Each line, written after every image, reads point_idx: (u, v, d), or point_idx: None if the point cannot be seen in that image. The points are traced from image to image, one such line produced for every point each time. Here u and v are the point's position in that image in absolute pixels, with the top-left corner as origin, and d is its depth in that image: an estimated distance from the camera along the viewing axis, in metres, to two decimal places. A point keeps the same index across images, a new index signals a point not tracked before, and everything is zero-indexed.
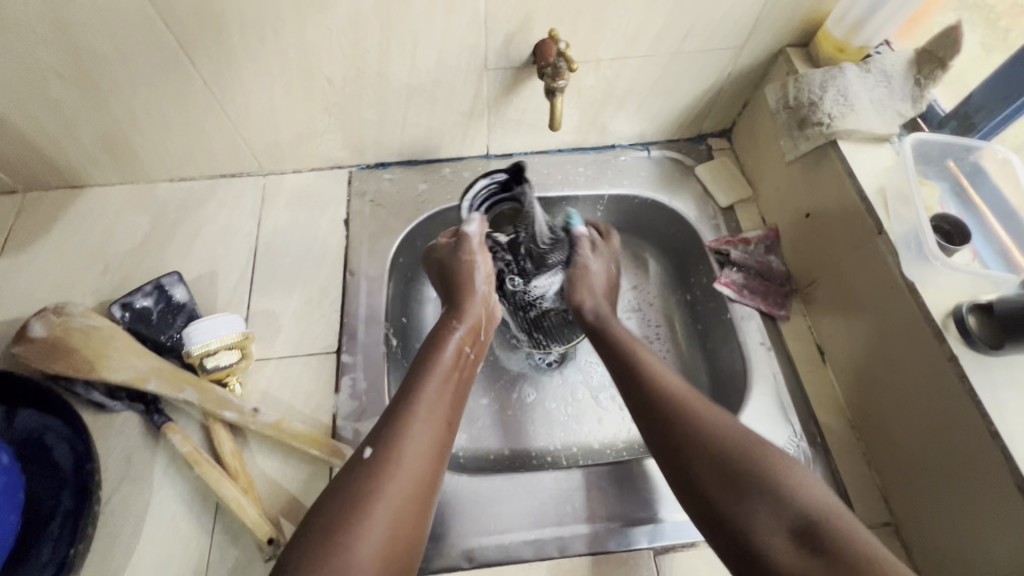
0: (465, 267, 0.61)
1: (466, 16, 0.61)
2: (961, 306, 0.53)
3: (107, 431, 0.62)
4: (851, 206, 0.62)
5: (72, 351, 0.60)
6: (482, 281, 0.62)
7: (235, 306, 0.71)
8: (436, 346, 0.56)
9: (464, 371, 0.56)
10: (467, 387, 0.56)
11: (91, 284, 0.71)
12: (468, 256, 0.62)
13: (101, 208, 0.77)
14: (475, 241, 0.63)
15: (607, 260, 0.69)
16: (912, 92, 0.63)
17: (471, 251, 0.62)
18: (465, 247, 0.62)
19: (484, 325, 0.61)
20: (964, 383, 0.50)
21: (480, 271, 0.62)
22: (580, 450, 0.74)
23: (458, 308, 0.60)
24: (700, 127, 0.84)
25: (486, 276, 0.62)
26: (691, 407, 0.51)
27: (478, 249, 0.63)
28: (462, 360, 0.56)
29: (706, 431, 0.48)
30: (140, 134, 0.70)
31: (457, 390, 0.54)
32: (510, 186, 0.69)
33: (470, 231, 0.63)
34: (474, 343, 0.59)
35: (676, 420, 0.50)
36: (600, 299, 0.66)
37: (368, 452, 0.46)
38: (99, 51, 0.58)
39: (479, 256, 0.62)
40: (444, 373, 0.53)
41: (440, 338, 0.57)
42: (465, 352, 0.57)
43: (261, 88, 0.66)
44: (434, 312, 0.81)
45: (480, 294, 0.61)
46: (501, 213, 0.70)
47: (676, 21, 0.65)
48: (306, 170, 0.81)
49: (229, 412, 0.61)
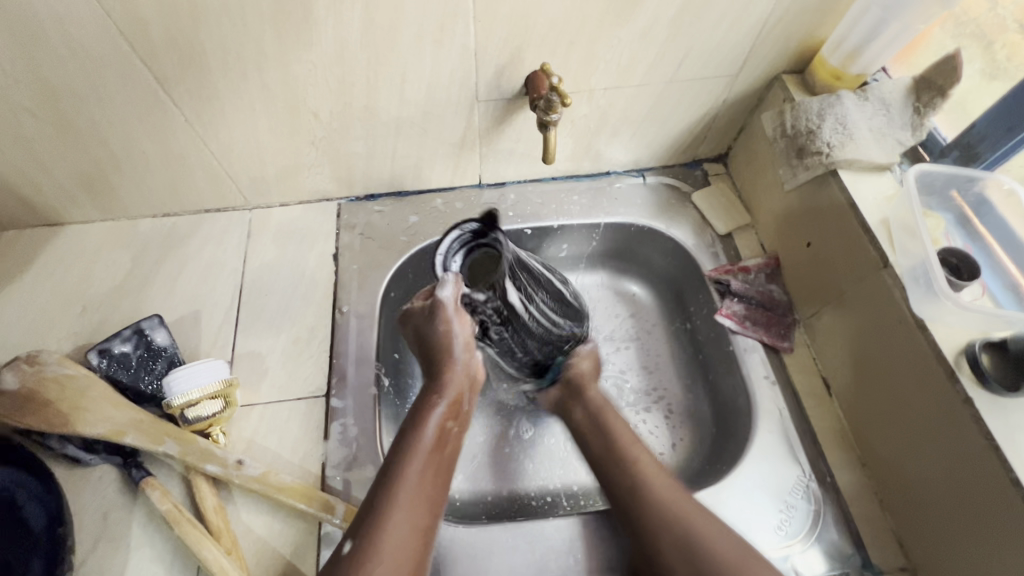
0: (441, 335, 0.59)
1: (455, 49, 0.59)
2: (973, 343, 0.51)
3: (81, 488, 0.59)
4: (854, 238, 0.60)
5: (45, 404, 0.57)
6: (461, 349, 0.59)
7: (219, 348, 0.68)
8: (416, 426, 0.55)
9: (447, 450, 0.55)
10: (452, 465, 0.55)
11: (68, 327, 0.68)
12: (441, 325, 0.58)
13: (79, 247, 0.74)
14: (450, 308, 0.58)
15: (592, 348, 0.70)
16: (912, 120, 0.62)
17: (446, 319, 0.58)
18: (442, 313, 0.58)
19: (466, 395, 0.59)
20: (980, 425, 0.48)
21: (458, 339, 0.59)
22: (580, 489, 0.71)
23: (436, 382, 0.59)
24: (696, 153, 0.83)
25: (467, 340, 0.60)
26: (679, 505, 0.52)
27: (453, 317, 0.59)
28: (445, 437, 0.56)
29: (693, 537, 0.49)
30: (120, 170, 0.67)
31: (442, 473, 0.53)
32: (488, 234, 0.58)
33: (444, 298, 0.57)
34: (457, 416, 0.58)
35: (662, 518, 0.51)
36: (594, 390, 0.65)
37: (348, 546, 0.47)
38: (74, 89, 0.56)
39: (455, 323, 0.59)
40: (427, 460, 0.53)
41: (422, 417, 0.56)
42: (447, 431, 0.56)
43: (245, 124, 0.64)
44: None
45: (459, 365, 0.59)
46: (474, 263, 0.61)
47: (670, 50, 0.64)
48: (293, 203, 0.78)
49: (212, 466, 0.58)
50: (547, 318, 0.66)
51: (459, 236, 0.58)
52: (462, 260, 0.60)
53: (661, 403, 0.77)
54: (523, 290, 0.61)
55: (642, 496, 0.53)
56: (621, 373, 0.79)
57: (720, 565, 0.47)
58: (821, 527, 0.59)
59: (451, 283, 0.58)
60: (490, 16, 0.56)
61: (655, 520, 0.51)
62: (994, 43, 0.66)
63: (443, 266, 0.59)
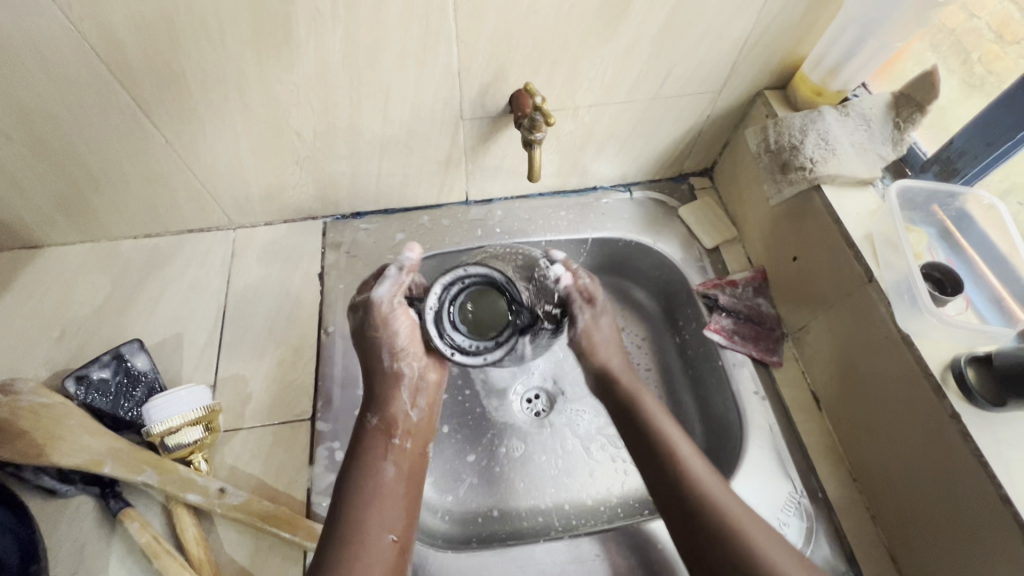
0: (380, 340, 0.58)
1: (438, 69, 0.59)
2: (959, 357, 0.51)
3: (57, 520, 0.57)
4: (840, 252, 0.61)
5: (20, 434, 0.55)
6: (388, 354, 0.58)
7: (201, 371, 0.67)
8: (366, 457, 0.54)
9: (409, 465, 0.56)
10: (417, 480, 0.56)
11: (45, 353, 0.67)
12: (378, 328, 0.58)
13: (58, 270, 0.72)
14: (387, 308, 0.58)
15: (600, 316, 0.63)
16: (892, 135, 0.62)
17: (383, 320, 0.58)
18: (375, 314, 0.58)
19: (416, 408, 0.59)
20: (969, 442, 0.48)
21: (401, 336, 0.58)
22: (573, 508, 0.70)
23: (376, 401, 0.57)
24: (682, 168, 0.83)
25: (408, 340, 0.58)
26: (724, 504, 0.50)
27: (388, 320, 0.58)
28: (400, 458, 0.56)
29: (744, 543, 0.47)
30: (99, 192, 0.66)
31: (408, 489, 0.55)
32: (515, 292, 0.55)
33: (376, 300, 0.58)
34: (409, 431, 0.58)
35: (715, 526, 0.49)
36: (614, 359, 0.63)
37: None
38: (50, 112, 0.55)
39: (393, 322, 0.58)
40: (387, 486, 0.53)
41: (372, 445, 0.55)
42: (403, 449, 0.56)
43: (227, 144, 0.63)
44: None
45: (405, 373, 0.59)
46: (484, 295, 0.57)
47: (654, 67, 0.64)
48: (278, 222, 0.77)
49: (193, 495, 0.56)
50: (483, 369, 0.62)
51: (488, 275, 0.55)
52: (459, 294, 0.56)
53: None
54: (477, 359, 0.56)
55: (687, 493, 0.51)
56: None
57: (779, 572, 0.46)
58: (814, 545, 0.58)
59: (389, 281, 0.59)
60: (473, 36, 0.56)
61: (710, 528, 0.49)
62: (972, 56, 0.66)
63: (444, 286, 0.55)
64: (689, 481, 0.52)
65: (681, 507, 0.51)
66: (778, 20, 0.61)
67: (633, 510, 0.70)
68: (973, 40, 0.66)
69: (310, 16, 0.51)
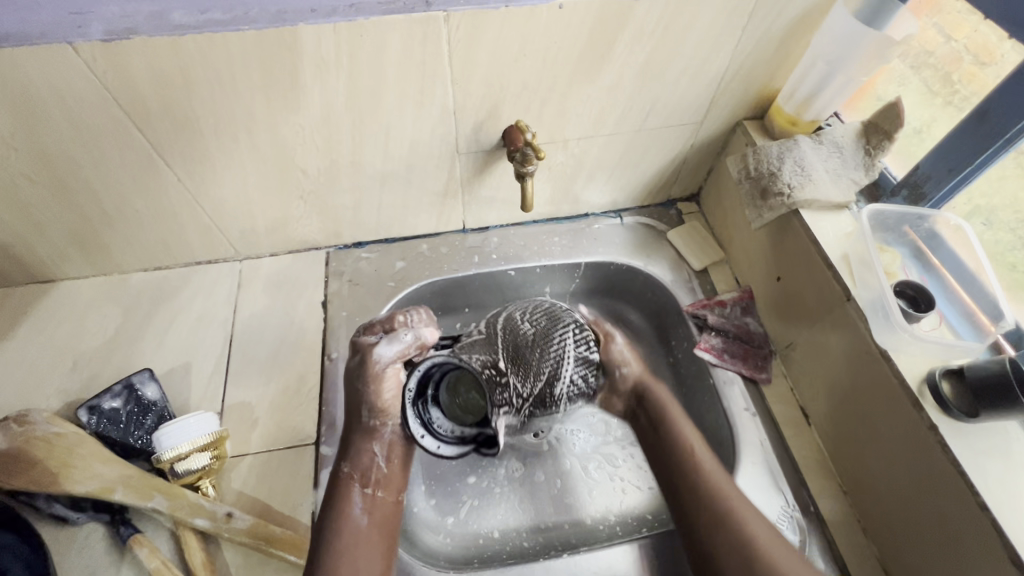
0: (367, 393, 0.62)
1: (435, 109, 0.63)
2: (934, 371, 0.54)
3: (68, 548, 0.58)
4: (820, 272, 0.63)
5: (34, 463, 0.57)
6: (367, 414, 0.61)
7: (209, 400, 0.69)
8: (338, 511, 0.57)
9: (382, 514, 0.59)
10: (391, 525, 0.59)
11: (57, 385, 0.69)
12: (370, 382, 0.62)
13: (71, 303, 0.75)
14: (380, 366, 0.62)
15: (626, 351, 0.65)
16: (864, 161, 0.66)
17: (374, 377, 0.62)
18: (370, 369, 0.62)
19: (388, 458, 0.61)
20: (947, 452, 0.50)
21: (389, 390, 0.62)
22: (572, 528, 0.72)
23: (345, 452, 0.61)
24: (669, 194, 0.87)
25: (392, 400, 0.62)
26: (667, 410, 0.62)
27: (380, 377, 0.62)
28: (373, 507, 0.59)
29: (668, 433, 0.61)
30: (113, 228, 0.69)
31: (382, 536, 0.57)
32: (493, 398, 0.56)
33: (378, 354, 0.62)
34: (381, 480, 0.60)
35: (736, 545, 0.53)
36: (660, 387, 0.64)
37: None
38: (71, 155, 0.59)
39: (385, 380, 0.62)
40: (360, 534, 0.56)
41: (344, 493, 0.58)
42: (373, 498, 0.59)
43: (236, 182, 0.67)
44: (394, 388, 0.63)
45: (382, 427, 0.62)
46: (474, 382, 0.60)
47: (637, 102, 0.68)
48: (283, 253, 0.81)
49: (202, 519, 0.58)
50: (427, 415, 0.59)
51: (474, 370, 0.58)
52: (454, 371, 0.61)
53: None
54: (419, 406, 0.59)
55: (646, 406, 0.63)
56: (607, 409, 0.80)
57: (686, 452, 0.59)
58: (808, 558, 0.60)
59: (398, 343, 0.63)
60: (467, 78, 0.60)
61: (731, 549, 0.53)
62: (953, 76, 0.65)
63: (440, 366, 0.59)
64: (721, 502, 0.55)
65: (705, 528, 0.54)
66: (751, 56, 0.65)
67: (630, 528, 0.72)
68: (954, 63, 0.65)
69: (315, 64, 0.55)
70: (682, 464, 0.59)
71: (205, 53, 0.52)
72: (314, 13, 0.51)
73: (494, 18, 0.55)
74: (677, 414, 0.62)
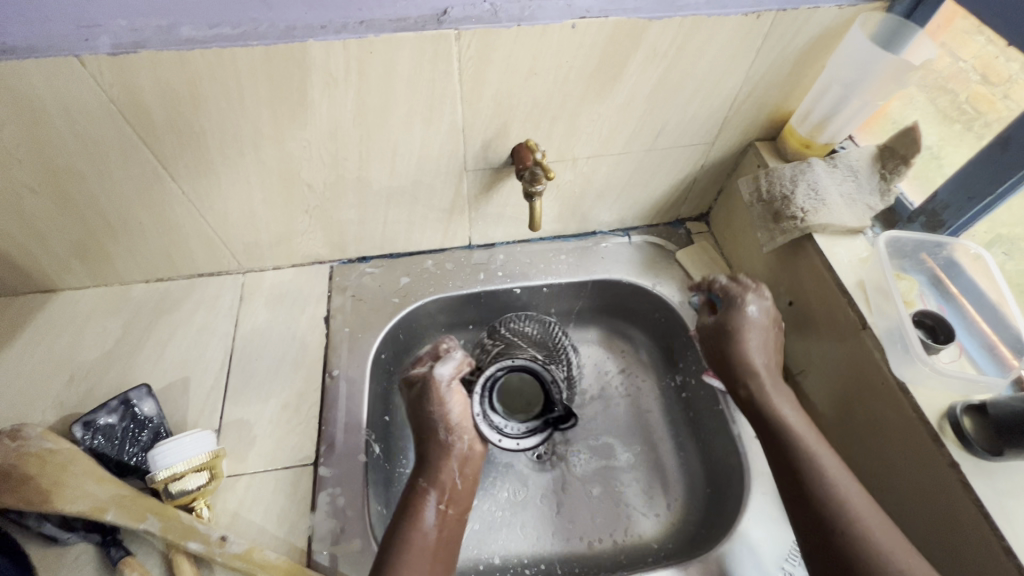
0: (435, 415, 0.62)
1: (443, 126, 0.62)
2: (955, 406, 0.52)
3: (57, 568, 0.57)
4: (834, 299, 0.62)
5: (24, 480, 0.56)
6: (444, 428, 0.62)
7: (206, 416, 0.68)
8: (412, 521, 0.56)
9: (449, 532, 0.58)
10: (454, 546, 0.57)
11: (53, 398, 0.67)
12: (435, 402, 0.62)
13: (70, 313, 0.74)
14: (445, 384, 0.63)
15: (758, 324, 0.64)
16: (879, 186, 0.65)
17: (440, 397, 0.62)
18: (435, 391, 0.62)
19: (463, 475, 0.61)
20: (969, 491, 0.49)
21: (454, 412, 0.62)
22: (576, 556, 0.69)
23: (424, 467, 0.61)
24: (678, 213, 0.86)
25: (460, 417, 0.62)
26: (782, 414, 0.60)
27: (445, 398, 0.62)
28: (444, 523, 0.58)
29: (795, 440, 0.58)
30: (116, 239, 0.69)
31: (444, 556, 0.56)
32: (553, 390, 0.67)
33: (440, 374, 0.63)
34: (453, 497, 0.60)
35: (866, 554, 0.50)
36: (783, 403, 0.60)
37: None
38: (77, 168, 0.58)
39: (450, 400, 0.62)
40: (427, 548, 0.54)
41: (418, 506, 0.57)
42: (446, 515, 0.58)
43: (241, 196, 0.66)
44: (460, 397, 0.63)
45: (454, 443, 0.61)
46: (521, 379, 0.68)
47: (648, 121, 0.67)
48: (286, 267, 0.80)
49: (195, 542, 0.56)
50: (496, 425, 0.63)
51: (531, 368, 0.66)
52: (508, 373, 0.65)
53: (652, 462, 0.77)
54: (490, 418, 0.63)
55: (767, 416, 0.60)
56: (611, 432, 0.79)
57: (817, 466, 0.55)
58: None
59: (451, 362, 0.64)
60: (476, 97, 0.60)
61: (857, 559, 0.50)
62: (961, 96, 0.66)
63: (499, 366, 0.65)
64: (847, 513, 0.52)
65: (829, 533, 0.52)
66: (765, 79, 0.65)
67: (636, 556, 0.69)
68: (973, 83, 0.64)
69: (323, 81, 0.54)
70: (817, 482, 0.54)
71: (213, 68, 0.51)
72: (325, 29, 0.51)
73: (506, 37, 0.54)
74: (812, 446, 0.57)
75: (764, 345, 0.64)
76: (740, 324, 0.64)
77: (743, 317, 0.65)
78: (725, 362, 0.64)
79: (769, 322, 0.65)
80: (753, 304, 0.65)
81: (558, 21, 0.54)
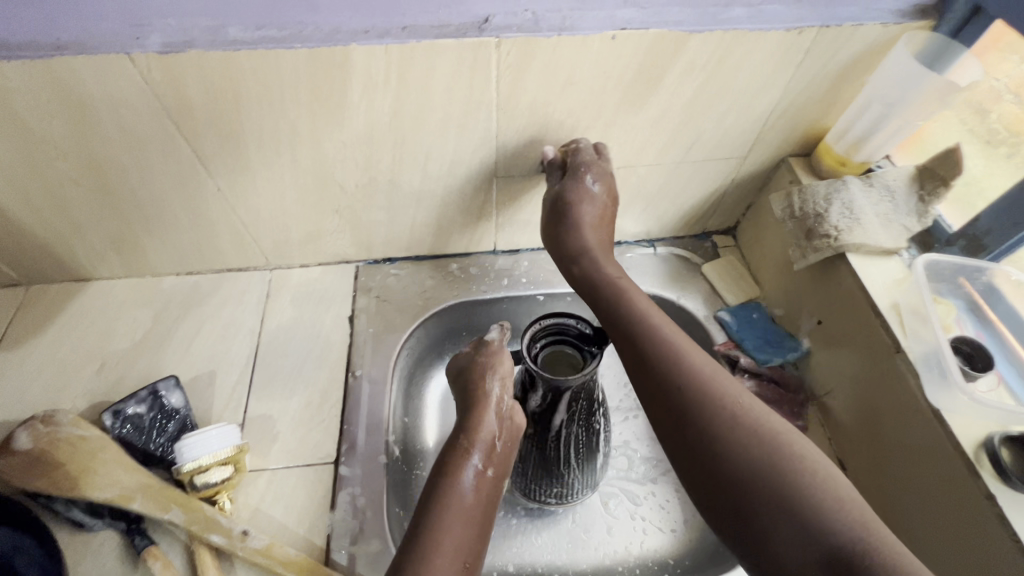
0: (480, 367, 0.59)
1: (478, 132, 0.62)
2: (993, 437, 0.51)
3: (82, 555, 0.58)
4: (865, 319, 0.61)
5: (56, 465, 0.57)
6: (494, 382, 0.58)
7: (231, 410, 0.68)
8: (450, 481, 0.52)
9: (486, 493, 0.54)
10: (491, 508, 0.54)
11: (84, 386, 0.69)
12: (487, 358, 0.60)
13: (102, 303, 0.75)
14: (497, 345, 0.61)
15: (590, 183, 0.63)
16: (917, 207, 0.63)
17: (492, 353, 0.60)
18: (484, 351, 0.60)
19: (500, 435, 0.57)
20: (1005, 526, 0.47)
21: (498, 370, 0.58)
22: (591, 567, 0.69)
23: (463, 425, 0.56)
24: (705, 226, 0.85)
25: (507, 371, 0.59)
26: (622, 289, 0.59)
27: (497, 355, 0.60)
28: (482, 486, 0.54)
29: (634, 317, 0.55)
30: (151, 232, 0.70)
31: (483, 514, 0.52)
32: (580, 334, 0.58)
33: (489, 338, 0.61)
34: (492, 459, 0.55)
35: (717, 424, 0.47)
36: (610, 265, 0.63)
37: None
38: (118, 160, 0.59)
39: (500, 359, 0.59)
40: (466, 507, 0.51)
41: (455, 470, 0.53)
42: (484, 475, 0.54)
43: (274, 194, 0.67)
44: (506, 359, 0.60)
45: (494, 398, 0.57)
46: (562, 351, 0.60)
47: (681, 133, 0.67)
48: (312, 265, 0.80)
49: (217, 535, 0.57)
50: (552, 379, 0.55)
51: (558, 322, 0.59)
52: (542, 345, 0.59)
53: (669, 475, 0.76)
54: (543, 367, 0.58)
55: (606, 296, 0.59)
56: (628, 444, 0.79)
57: (655, 337, 0.53)
58: None
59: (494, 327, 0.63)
60: (512, 104, 0.60)
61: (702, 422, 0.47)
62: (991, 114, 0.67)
63: (531, 338, 0.58)
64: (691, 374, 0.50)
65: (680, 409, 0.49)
66: (803, 95, 0.64)
67: (650, 571, 0.69)
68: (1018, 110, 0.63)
69: (364, 84, 0.55)
70: (660, 351, 0.52)
71: (256, 68, 0.52)
72: (368, 34, 0.52)
73: (547, 46, 0.54)
74: (648, 316, 0.55)
75: (597, 222, 0.66)
76: (582, 198, 0.63)
77: (582, 188, 0.63)
78: (556, 240, 0.66)
79: (604, 196, 0.66)
80: (591, 177, 0.63)
81: (598, 31, 0.54)
